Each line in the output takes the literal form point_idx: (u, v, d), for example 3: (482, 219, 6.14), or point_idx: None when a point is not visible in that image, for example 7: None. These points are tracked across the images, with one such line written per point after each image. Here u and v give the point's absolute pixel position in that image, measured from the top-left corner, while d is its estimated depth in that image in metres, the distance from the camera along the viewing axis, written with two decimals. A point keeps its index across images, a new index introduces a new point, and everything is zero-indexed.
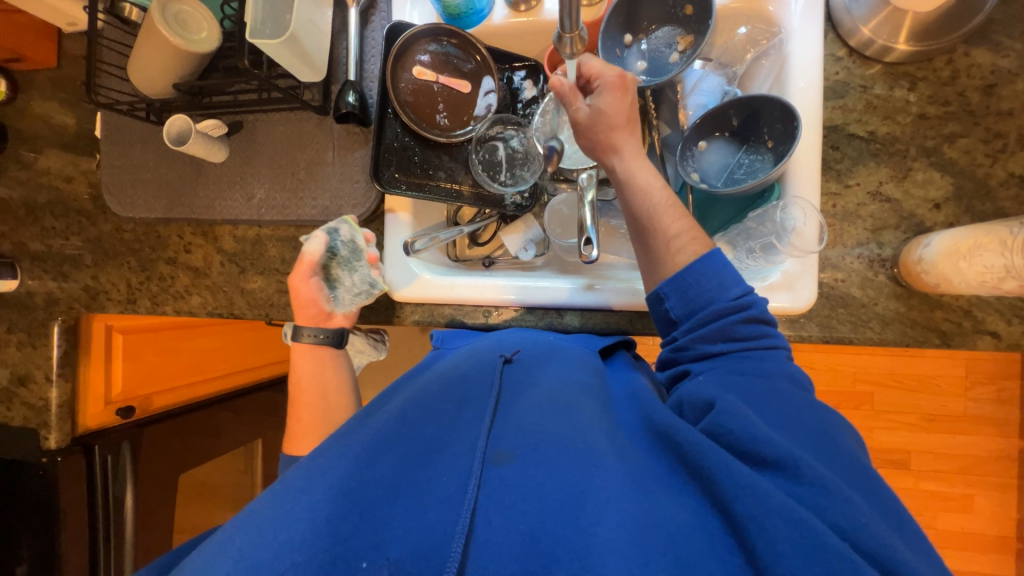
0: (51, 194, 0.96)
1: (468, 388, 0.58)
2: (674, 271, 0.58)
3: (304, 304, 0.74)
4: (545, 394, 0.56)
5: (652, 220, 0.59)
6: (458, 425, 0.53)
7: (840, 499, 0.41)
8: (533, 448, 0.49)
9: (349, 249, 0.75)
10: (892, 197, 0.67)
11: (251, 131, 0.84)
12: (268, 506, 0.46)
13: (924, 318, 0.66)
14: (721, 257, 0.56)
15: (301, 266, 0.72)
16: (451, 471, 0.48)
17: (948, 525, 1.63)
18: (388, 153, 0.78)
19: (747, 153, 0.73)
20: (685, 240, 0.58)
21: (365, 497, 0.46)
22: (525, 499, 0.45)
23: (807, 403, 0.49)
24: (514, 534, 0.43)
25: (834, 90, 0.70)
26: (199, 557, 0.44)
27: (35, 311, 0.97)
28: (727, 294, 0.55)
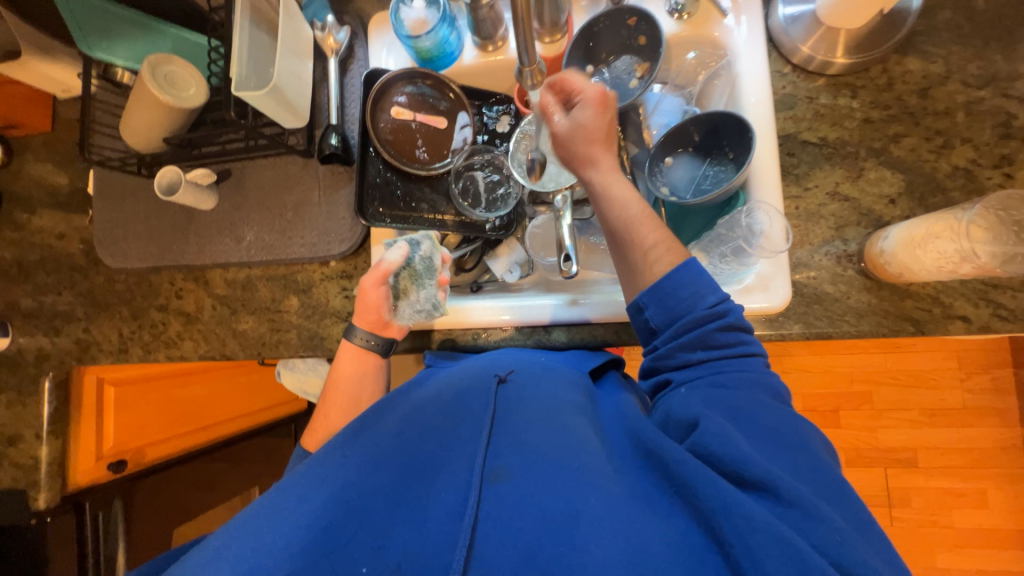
0: (44, 251, 0.98)
1: (465, 407, 0.58)
2: (652, 281, 0.59)
3: (367, 310, 0.73)
4: (541, 409, 0.56)
5: (629, 232, 0.61)
6: (455, 444, 0.54)
7: (821, 518, 0.41)
8: (530, 464, 0.49)
9: (426, 264, 0.74)
10: (850, 196, 0.71)
11: (239, 177, 0.88)
12: (267, 515, 0.48)
13: (896, 307, 0.68)
14: (697, 266, 0.56)
15: (374, 271, 0.72)
16: (447, 492, 0.49)
17: (965, 523, 1.59)
18: (371, 189, 0.82)
19: (712, 165, 0.78)
20: (661, 251, 0.59)
21: (363, 510, 0.48)
22: (520, 518, 0.45)
23: (786, 416, 0.50)
24: (511, 550, 0.44)
25: (784, 102, 0.75)
26: (194, 560, 0.46)
27: (27, 368, 0.97)
28: (704, 303, 0.55)
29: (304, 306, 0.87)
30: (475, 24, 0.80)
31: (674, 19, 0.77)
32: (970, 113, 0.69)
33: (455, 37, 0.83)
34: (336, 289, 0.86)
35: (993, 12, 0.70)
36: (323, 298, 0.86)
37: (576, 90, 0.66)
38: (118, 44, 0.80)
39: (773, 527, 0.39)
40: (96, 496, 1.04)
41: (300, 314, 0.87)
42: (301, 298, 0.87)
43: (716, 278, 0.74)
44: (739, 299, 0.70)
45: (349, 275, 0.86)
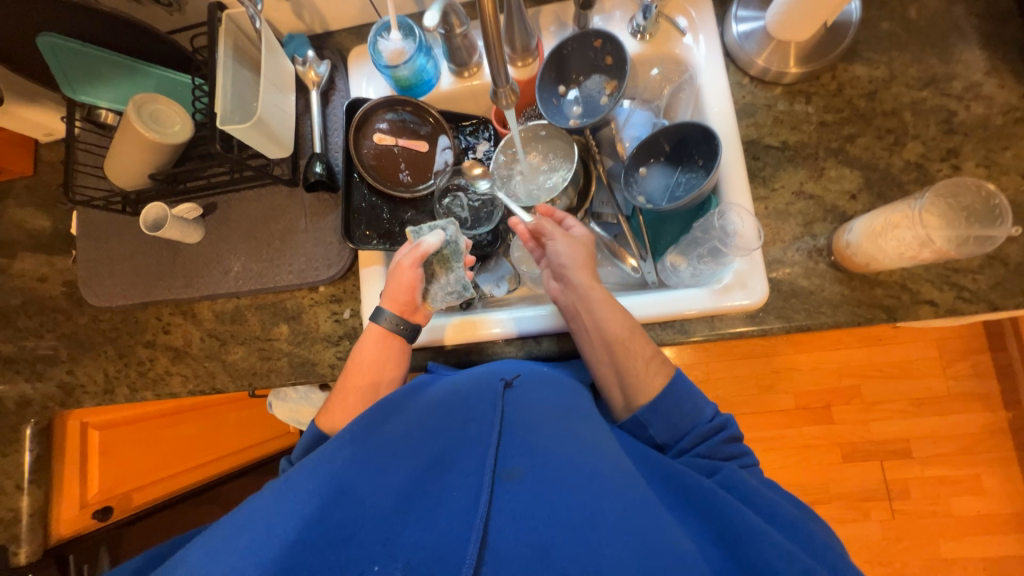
0: (25, 295, 0.97)
1: (473, 403, 0.58)
2: (648, 398, 0.61)
3: (401, 290, 0.74)
4: (550, 412, 0.57)
5: (624, 348, 0.64)
6: (464, 442, 0.54)
7: (826, 547, 0.47)
8: (545, 466, 0.50)
9: (457, 248, 0.78)
10: (814, 194, 0.75)
11: (226, 210, 0.89)
12: (274, 505, 0.47)
13: (868, 296, 0.72)
14: (687, 382, 0.62)
15: (413, 252, 0.75)
16: (457, 492, 0.49)
17: (964, 511, 1.61)
18: (357, 214, 0.85)
19: (684, 172, 0.82)
20: (655, 365, 0.63)
21: (374, 507, 0.48)
22: (532, 516, 0.47)
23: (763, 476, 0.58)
24: (522, 547, 0.45)
25: (745, 111, 0.79)
26: (200, 548, 0.45)
27: (7, 416, 0.94)
28: (703, 415, 0.60)
29: (294, 333, 0.87)
30: (451, 53, 0.84)
31: (638, 39, 0.81)
32: (916, 112, 0.74)
33: (432, 65, 0.86)
34: (326, 314, 0.86)
35: (926, 20, 0.77)
36: (314, 323, 0.86)
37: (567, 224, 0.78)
38: (104, 87, 0.82)
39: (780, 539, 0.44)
40: (79, 549, 1.04)
41: (290, 341, 0.87)
42: (291, 325, 0.87)
43: (699, 278, 0.77)
44: (719, 298, 0.73)
45: (339, 298, 0.86)
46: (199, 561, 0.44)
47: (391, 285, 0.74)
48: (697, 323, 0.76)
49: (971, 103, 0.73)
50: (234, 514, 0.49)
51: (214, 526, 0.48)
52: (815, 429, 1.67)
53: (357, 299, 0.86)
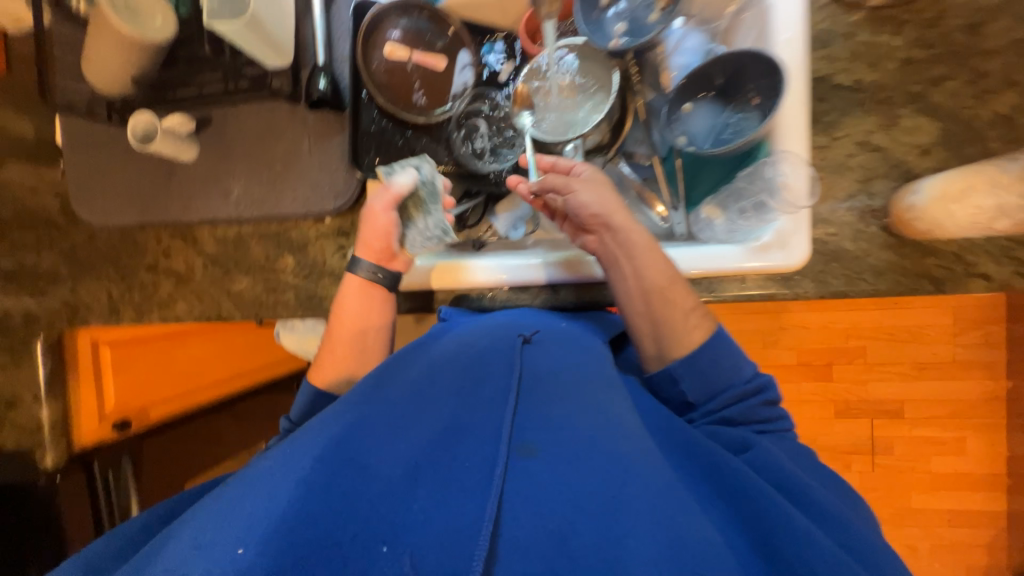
0: (17, 208, 0.92)
1: (486, 369, 0.56)
2: (687, 351, 0.59)
3: (375, 237, 0.72)
4: (568, 382, 0.55)
5: (669, 295, 0.60)
6: (476, 410, 0.51)
7: (857, 532, 0.46)
8: (563, 442, 0.48)
9: (434, 190, 0.73)
10: (880, 146, 0.66)
11: (221, 126, 0.81)
12: (283, 471, 0.45)
13: (917, 265, 0.66)
14: (728, 343, 0.59)
15: (384, 196, 0.72)
16: (469, 464, 0.46)
17: (941, 469, 1.68)
18: (366, 138, 0.77)
19: (734, 112, 0.73)
20: (698, 316, 0.60)
21: (383, 475, 0.45)
22: (552, 496, 0.44)
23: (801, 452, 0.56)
24: (540, 530, 0.42)
25: (820, 40, 0.68)
26: (203, 519, 0.43)
27: (15, 331, 0.94)
28: (742, 374, 0.59)
29: (300, 266, 0.83)
30: None
31: None
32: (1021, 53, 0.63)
33: None
34: (333, 248, 0.82)
35: None
36: (321, 257, 0.82)
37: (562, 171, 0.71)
38: None
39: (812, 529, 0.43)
40: (105, 455, 1.08)
41: (296, 274, 0.83)
42: (296, 257, 0.83)
43: (734, 234, 0.72)
44: (755, 257, 0.68)
45: (347, 232, 0.81)
46: (204, 526, 0.42)
47: (365, 230, 0.73)
48: (729, 280, 0.71)
49: None
50: (241, 481, 0.47)
51: (221, 493, 0.46)
52: (812, 385, 1.69)
53: None
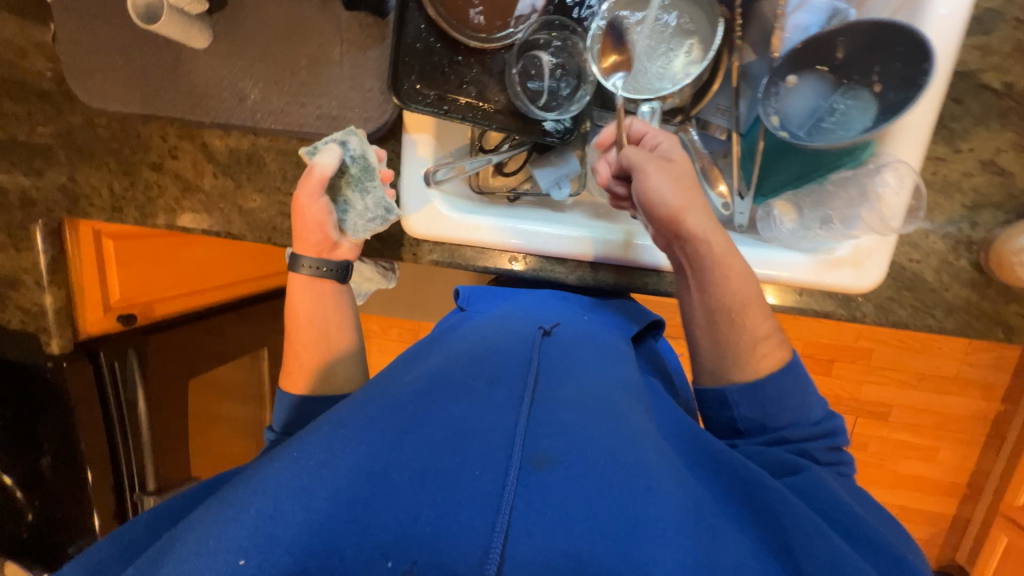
0: (3, 70, 0.81)
1: (499, 363, 0.52)
2: (753, 378, 0.56)
3: (308, 230, 0.64)
4: (586, 386, 0.51)
5: (742, 317, 0.57)
6: (488, 407, 0.47)
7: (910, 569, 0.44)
8: (581, 453, 0.43)
9: (365, 164, 0.65)
10: (1006, 170, 0.57)
11: (238, 11, 0.69)
12: (284, 473, 0.42)
13: (994, 310, 0.61)
14: (797, 373, 0.56)
15: (308, 181, 0.63)
16: (476, 467, 0.41)
17: (907, 470, 1.76)
18: (408, 57, 0.64)
19: (844, 95, 0.61)
20: (771, 342, 0.57)
21: (388, 479, 0.41)
22: (570, 511, 0.39)
23: (857, 488, 0.54)
24: (556, 555, 0.37)
25: (981, 22, 0.55)
26: (204, 522, 0.40)
27: (13, 210, 0.88)
28: (810, 416, 0.55)
29: None
30: None
31: None
32: None
33: None
34: None
35: None
36: None
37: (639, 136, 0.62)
38: None
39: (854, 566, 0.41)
40: (110, 345, 1.04)
41: None
42: None
43: (802, 242, 0.64)
44: (824, 272, 0.61)
45: None
46: (202, 534, 0.39)
47: (298, 222, 0.65)
48: (781, 290, 0.65)
49: None
50: (241, 485, 0.43)
51: (221, 498, 0.43)
52: (809, 378, 1.70)
53: (395, 168, 0.73)
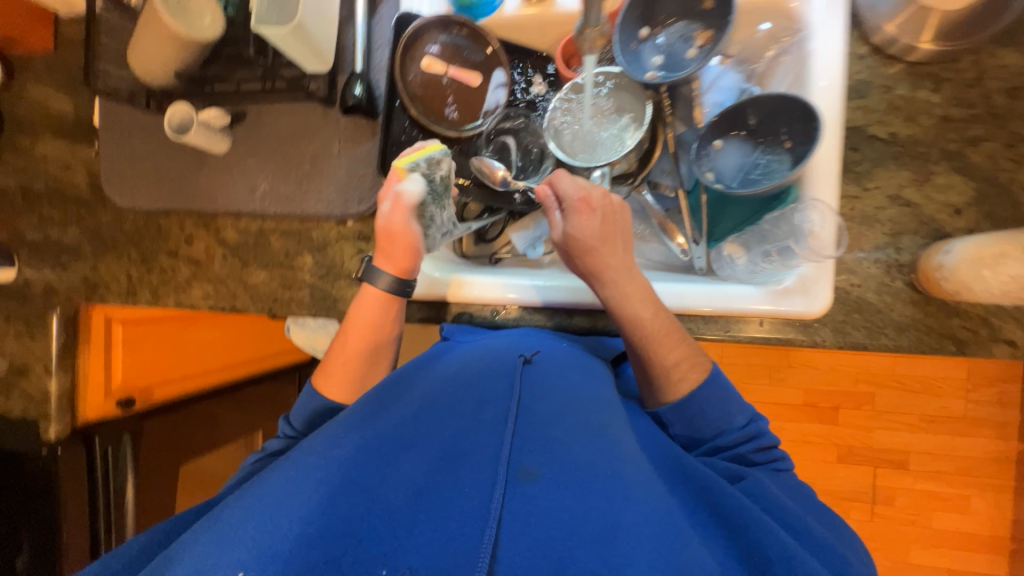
0: (49, 182, 0.94)
1: (485, 389, 0.56)
2: (677, 399, 0.63)
3: (406, 251, 0.70)
4: (567, 404, 0.55)
5: (651, 349, 0.64)
6: (476, 429, 0.52)
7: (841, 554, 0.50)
8: (561, 467, 0.48)
9: (442, 185, 0.73)
10: (912, 202, 0.65)
11: (254, 122, 0.82)
12: (282, 488, 0.46)
13: (941, 325, 0.65)
14: (722, 387, 0.63)
15: (399, 208, 0.68)
16: (468, 484, 0.47)
17: (942, 526, 1.62)
18: (395, 147, 0.78)
19: (764, 153, 0.73)
20: (685, 367, 0.64)
21: (383, 496, 0.45)
22: (551, 522, 0.44)
23: (794, 485, 0.61)
24: (539, 560, 0.42)
25: (856, 90, 0.68)
26: (203, 540, 0.43)
27: (36, 300, 0.96)
28: (734, 423, 0.62)
29: (318, 265, 0.83)
30: None
31: None
32: None
33: None
34: (351, 251, 0.82)
35: None
36: (338, 259, 0.83)
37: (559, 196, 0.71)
38: None
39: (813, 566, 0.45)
40: (106, 431, 1.04)
41: (314, 274, 0.84)
42: (315, 256, 0.83)
43: (755, 276, 0.71)
44: (775, 301, 0.67)
45: (366, 237, 0.82)
46: (203, 546, 0.42)
47: (388, 243, 0.69)
48: (746, 322, 0.70)
49: None
50: (241, 501, 0.47)
51: (221, 512, 0.47)
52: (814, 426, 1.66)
53: None
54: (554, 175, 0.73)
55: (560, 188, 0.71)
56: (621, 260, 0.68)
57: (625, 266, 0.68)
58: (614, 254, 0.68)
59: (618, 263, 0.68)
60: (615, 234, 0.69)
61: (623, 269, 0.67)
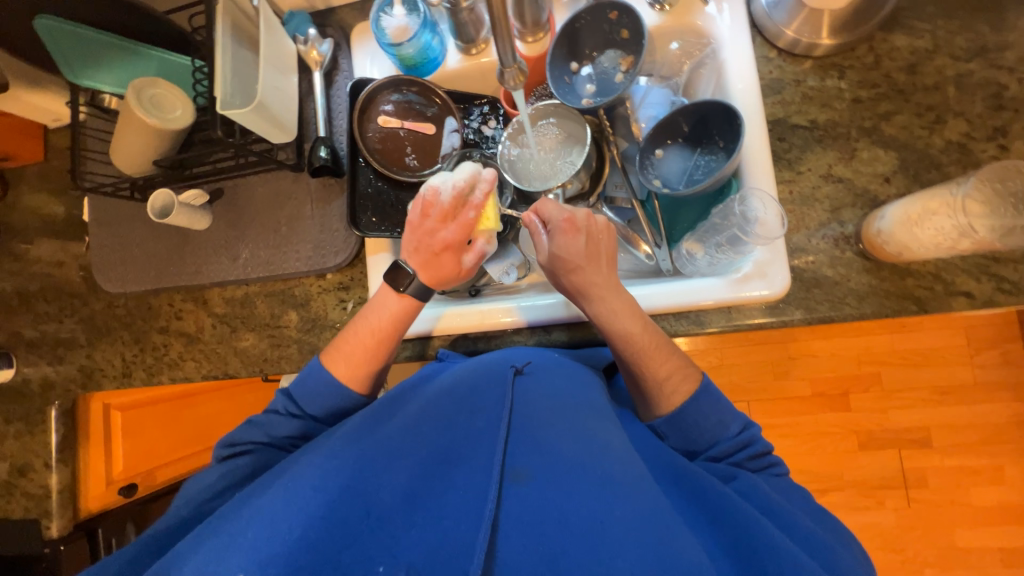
0: (43, 281, 0.98)
1: (478, 400, 0.59)
2: (671, 410, 0.64)
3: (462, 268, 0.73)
4: (557, 409, 0.58)
5: (641, 365, 0.65)
6: (471, 441, 0.55)
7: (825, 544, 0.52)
8: (554, 470, 0.51)
9: None
10: (843, 177, 0.70)
11: (232, 196, 0.88)
12: (283, 498, 0.48)
13: (898, 287, 0.67)
14: (712, 393, 0.63)
15: (470, 232, 0.70)
16: (464, 492, 0.50)
17: (984, 500, 1.37)
18: (363, 200, 0.84)
19: (703, 155, 0.78)
20: (675, 380, 0.64)
21: (382, 507, 0.49)
22: (542, 520, 0.48)
23: (787, 486, 0.61)
24: (530, 556, 0.46)
25: (771, 87, 0.74)
26: (204, 549, 0.46)
27: (33, 398, 0.97)
28: (728, 433, 0.62)
29: (303, 320, 0.86)
30: (457, 29, 0.81)
31: (657, 11, 0.76)
32: (960, 86, 0.69)
33: (438, 42, 0.83)
34: (333, 301, 0.86)
35: None
36: (322, 311, 0.86)
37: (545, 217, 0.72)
38: (106, 70, 0.80)
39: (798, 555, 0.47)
40: (108, 522, 1.09)
41: (299, 329, 0.86)
42: (299, 312, 0.87)
43: (716, 268, 0.75)
44: (737, 288, 0.70)
45: (346, 286, 0.86)
46: (209, 552, 0.45)
47: (444, 273, 0.70)
48: (714, 313, 0.72)
49: None
50: (241, 513, 0.49)
51: (223, 521, 0.49)
52: (828, 416, 1.43)
53: (364, 286, 0.85)
54: (542, 198, 0.74)
55: (546, 213, 0.72)
56: (606, 276, 0.69)
57: (609, 284, 0.68)
58: (600, 275, 0.68)
59: (602, 282, 0.68)
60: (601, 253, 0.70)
61: (608, 287, 0.68)
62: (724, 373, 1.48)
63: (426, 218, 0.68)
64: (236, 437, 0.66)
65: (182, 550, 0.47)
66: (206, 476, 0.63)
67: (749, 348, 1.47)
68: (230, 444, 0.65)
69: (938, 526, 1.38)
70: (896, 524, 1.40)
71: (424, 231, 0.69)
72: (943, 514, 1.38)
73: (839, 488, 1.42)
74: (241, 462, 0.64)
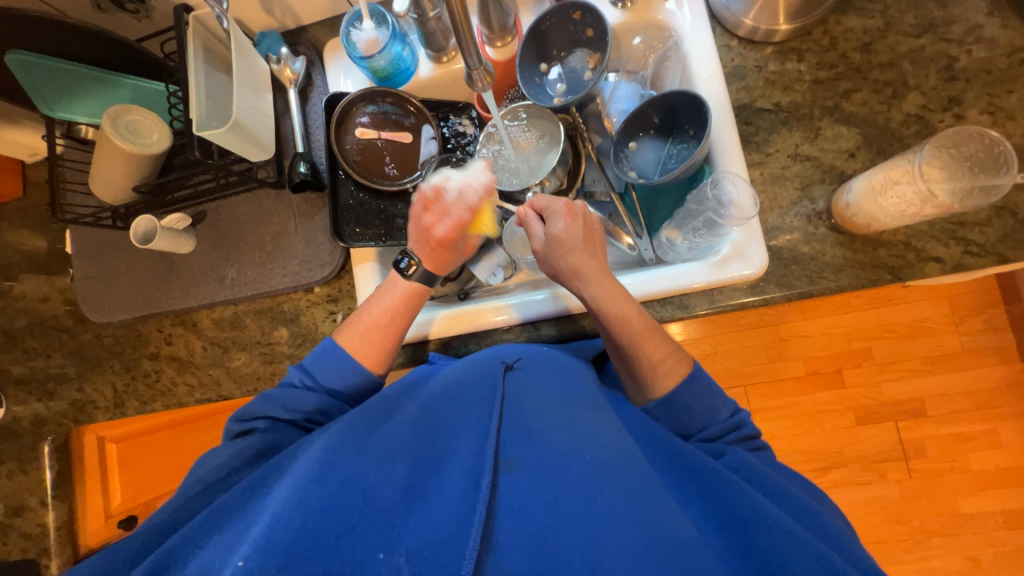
0: (29, 316, 0.96)
1: (470, 396, 0.60)
2: (664, 393, 0.65)
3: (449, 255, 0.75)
4: (548, 402, 0.58)
5: (636, 348, 0.66)
6: (463, 433, 0.56)
7: (829, 525, 0.52)
8: (544, 457, 0.51)
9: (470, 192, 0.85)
10: (810, 156, 0.73)
11: (215, 218, 0.89)
12: (283, 491, 0.48)
13: (872, 258, 0.69)
14: (701, 379, 0.65)
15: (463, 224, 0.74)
16: (457, 479, 0.50)
17: (982, 466, 1.39)
18: (346, 212, 0.84)
19: (675, 144, 0.80)
20: (669, 364, 0.65)
21: (382, 497, 0.48)
22: (534, 505, 0.48)
23: (774, 462, 0.62)
24: (526, 537, 0.46)
25: (734, 74, 0.77)
26: (208, 547, 0.46)
27: (23, 435, 0.95)
28: (719, 417, 0.64)
29: (294, 335, 0.86)
30: (426, 38, 0.82)
31: (619, 8, 0.79)
32: (913, 62, 0.72)
33: (408, 52, 0.84)
34: (323, 314, 0.86)
35: None
36: (312, 324, 0.86)
37: (542, 207, 0.75)
38: (80, 100, 0.80)
39: (787, 523, 0.47)
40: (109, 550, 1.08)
41: (290, 344, 0.86)
42: (290, 328, 0.87)
43: (697, 252, 0.76)
44: (717, 270, 0.71)
45: (335, 298, 0.86)
46: (212, 550, 0.46)
47: (445, 260, 0.75)
48: (697, 298, 0.74)
49: (972, 47, 0.70)
50: (248, 509, 0.50)
51: (229, 518, 0.49)
52: (823, 395, 1.45)
53: (353, 297, 0.86)
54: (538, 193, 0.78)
55: (540, 204, 0.75)
56: (598, 263, 0.70)
57: (602, 269, 0.70)
58: (593, 257, 0.70)
59: (595, 266, 0.69)
60: (593, 239, 0.72)
61: (600, 272, 0.69)
62: (718, 360, 1.49)
63: (422, 211, 0.73)
64: (250, 411, 0.66)
65: (183, 545, 0.47)
66: (217, 454, 0.61)
67: (740, 333, 1.48)
68: (244, 418, 0.66)
69: (940, 495, 1.40)
70: (899, 498, 1.41)
71: (422, 226, 0.73)
72: (944, 483, 1.40)
73: (841, 465, 1.43)
74: (248, 443, 0.61)
